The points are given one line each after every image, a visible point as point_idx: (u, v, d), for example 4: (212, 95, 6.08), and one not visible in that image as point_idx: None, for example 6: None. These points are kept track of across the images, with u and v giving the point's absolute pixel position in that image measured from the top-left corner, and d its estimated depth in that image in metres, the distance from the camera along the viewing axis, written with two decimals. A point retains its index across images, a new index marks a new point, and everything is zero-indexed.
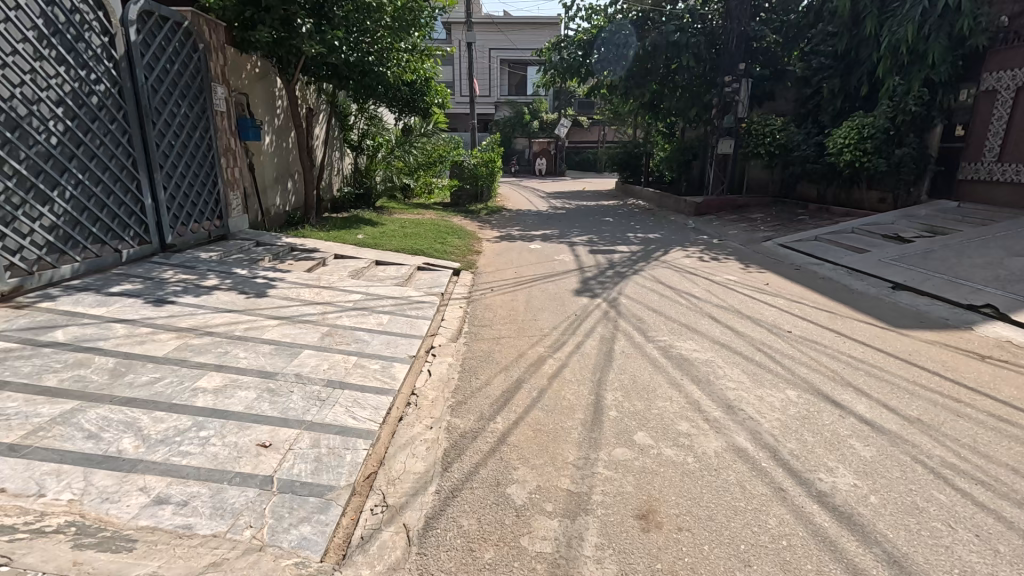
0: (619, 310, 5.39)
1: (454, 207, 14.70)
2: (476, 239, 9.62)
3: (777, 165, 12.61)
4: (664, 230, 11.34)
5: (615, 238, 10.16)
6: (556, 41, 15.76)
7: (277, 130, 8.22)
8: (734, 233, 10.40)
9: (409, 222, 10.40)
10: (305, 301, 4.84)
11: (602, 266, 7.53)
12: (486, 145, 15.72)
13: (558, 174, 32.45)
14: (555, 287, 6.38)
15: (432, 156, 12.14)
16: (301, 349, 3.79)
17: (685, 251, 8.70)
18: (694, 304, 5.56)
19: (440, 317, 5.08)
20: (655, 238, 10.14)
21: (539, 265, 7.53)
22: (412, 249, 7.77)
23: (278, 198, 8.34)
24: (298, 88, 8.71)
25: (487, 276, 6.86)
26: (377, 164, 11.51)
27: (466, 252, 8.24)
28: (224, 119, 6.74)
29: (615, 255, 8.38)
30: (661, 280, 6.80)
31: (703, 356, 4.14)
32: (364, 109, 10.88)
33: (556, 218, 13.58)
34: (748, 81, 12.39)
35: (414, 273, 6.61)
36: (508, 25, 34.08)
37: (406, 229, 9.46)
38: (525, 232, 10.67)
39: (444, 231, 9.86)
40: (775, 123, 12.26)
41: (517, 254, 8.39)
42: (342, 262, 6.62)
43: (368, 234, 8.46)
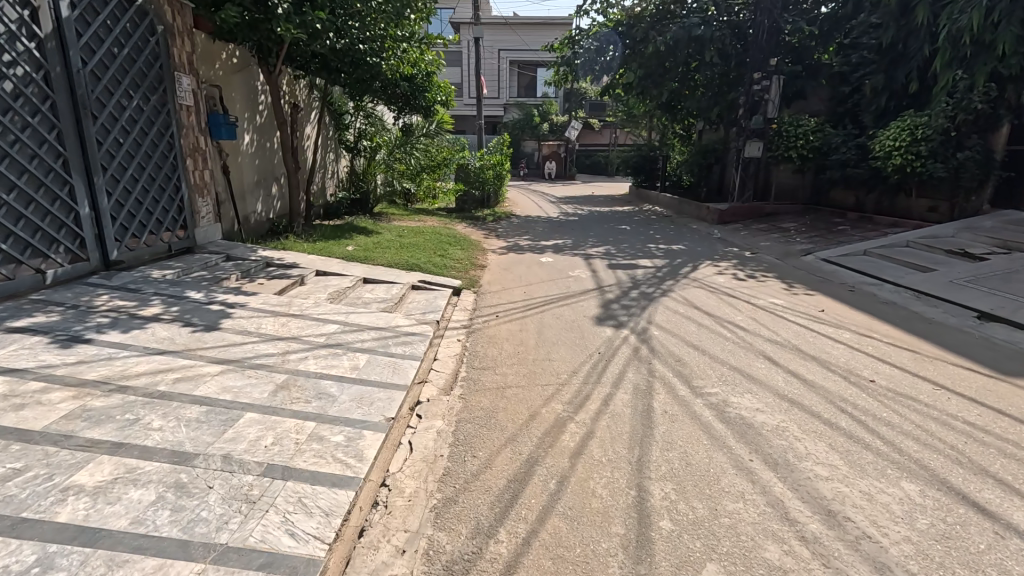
0: (650, 345, 4.42)
1: (460, 212, 13.78)
2: (480, 250, 8.69)
3: (809, 170, 11.57)
4: (687, 240, 10.35)
5: (634, 249, 9.18)
6: (569, 36, 14.87)
7: (259, 127, 7.33)
8: (766, 245, 9.40)
9: (408, 231, 9.48)
10: (265, 335, 3.94)
11: (623, 284, 6.57)
12: (493, 147, 14.81)
13: (568, 178, 31.50)
14: (571, 312, 5.43)
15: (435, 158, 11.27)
16: (242, 413, 2.87)
17: (716, 266, 7.71)
18: (741, 338, 4.59)
19: (431, 356, 4.13)
20: (678, 250, 9.14)
21: (551, 283, 6.59)
22: (408, 263, 6.84)
23: (259, 204, 7.44)
24: (284, 82, 7.88)
25: (490, 297, 5.93)
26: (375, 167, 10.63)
27: (469, 266, 7.31)
28: (192, 114, 5.85)
29: (637, 270, 7.42)
30: (695, 303, 5.82)
31: (770, 420, 3.17)
32: (360, 107, 10.03)
33: (568, 225, 12.64)
34: (779, 78, 11.38)
35: (406, 294, 5.70)
36: (518, 25, 33.32)
37: (403, 239, 8.55)
38: (535, 242, 9.73)
39: (446, 241, 8.92)
40: (808, 124, 11.24)
41: (526, 269, 7.45)
42: (324, 280, 5.72)
43: (361, 245, 7.55)
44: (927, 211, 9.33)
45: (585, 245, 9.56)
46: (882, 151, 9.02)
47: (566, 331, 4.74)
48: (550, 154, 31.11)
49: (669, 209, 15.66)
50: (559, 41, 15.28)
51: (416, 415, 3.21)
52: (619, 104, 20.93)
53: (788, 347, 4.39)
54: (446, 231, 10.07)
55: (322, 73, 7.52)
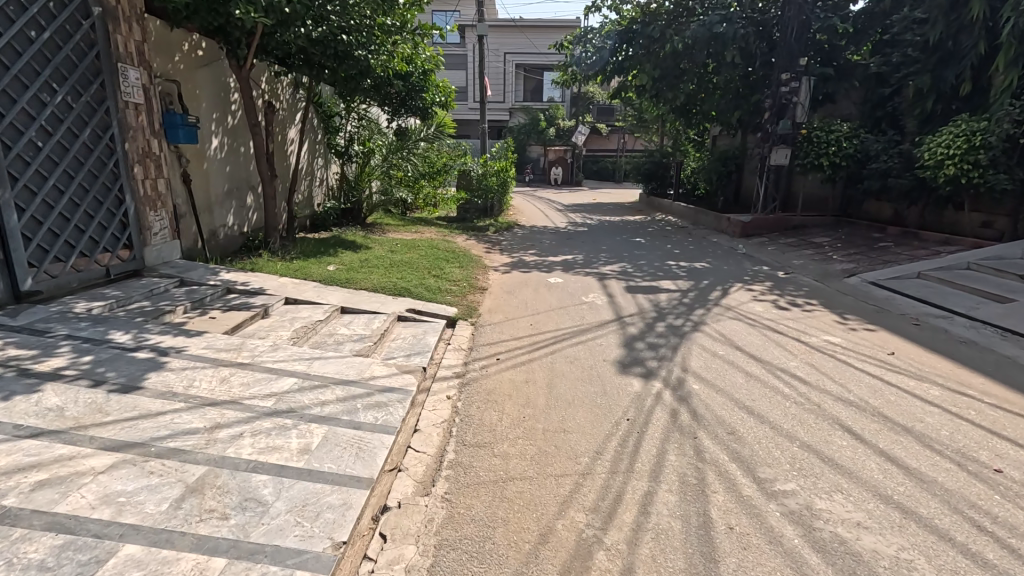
0: (691, 407, 3.48)
1: (461, 222, 12.88)
2: (480, 267, 7.76)
3: (841, 179, 10.62)
4: (709, 255, 9.40)
5: (653, 267, 8.23)
6: (580, 34, 14.03)
7: (231, 129, 6.46)
8: (800, 263, 8.43)
9: (402, 245, 8.55)
10: (195, 398, 3.02)
11: (647, 313, 5.62)
12: (497, 152, 13.90)
13: (574, 184, 30.62)
14: (587, 352, 4.51)
15: (435, 164, 10.38)
16: (118, 547, 1.94)
17: (749, 290, 6.75)
18: (805, 398, 3.64)
19: (410, 427, 3.20)
20: (702, 269, 8.18)
21: (561, 311, 5.66)
22: (395, 287, 5.88)
23: (230, 216, 6.57)
24: (263, 78, 7.15)
25: (490, 331, 5.00)
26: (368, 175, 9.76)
27: (468, 289, 6.38)
28: (141, 114, 4.99)
29: (660, 296, 6.47)
30: (734, 339, 4.86)
31: (884, 547, 2.22)
32: (351, 108, 9.20)
33: (577, 237, 11.72)
34: (809, 79, 10.46)
35: (391, 328, 4.79)
36: (525, 28, 32.55)
37: (395, 255, 7.65)
38: (542, 258, 8.82)
39: (442, 258, 7.97)
40: (841, 129, 10.26)
41: (532, 292, 6.51)
42: (294, 311, 4.82)
43: (345, 264, 6.62)
44: (982, 226, 8.40)
45: (598, 262, 8.63)
46: (933, 159, 8.05)
47: (582, 383, 3.82)
48: (556, 160, 30.51)
49: (684, 219, 14.72)
50: (568, 38, 14.45)
51: (379, 534, 2.30)
52: (629, 107, 19.99)
53: (870, 413, 3.44)
54: (444, 245, 9.13)
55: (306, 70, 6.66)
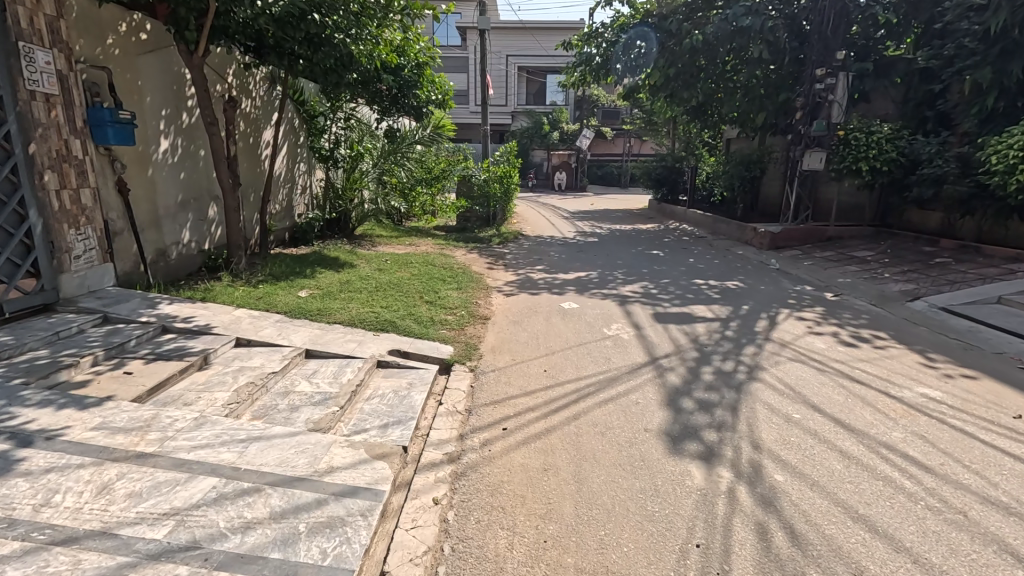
0: (784, 520, 2.42)
1: (461, 233, 11.82)
2: (480, 289, 6.71)
3: (881, 185, 9.60)
4: (740, 272, 8.34)
5: (679, 287, 7.18)
6: (590, 31, 13.07)
7: (186, 129, 5.46)
8: (847, 283, 7.36)
9: (392, 262, 7.51)
10: (42, 531, 1.97)
11: (686, 353, 4.56)
12: (500, 156, 12.87)
13: (580, 190, 29.68)
14: (620, 414, 3.46)
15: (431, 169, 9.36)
16: None
17: (801, 319, 5.68)
18: (942, 501, 2.57)
19: (377, 564, 2.16)
20: (737, 289, 7.13)
21: (581, 350, 4.61)
22: (377, 319, 4.83)
23: (185, 231, 5.54)
24: (230, 69, 6.22)
25: (493, 381, 3.94)
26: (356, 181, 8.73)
27: (467, 319, 5.33)
28: (55, 108, 3.97)
29: (697, 327, 5.41)
30: (806, 394, 3.79)
31: None
32: (336, 107, 8.21)
33: (588, 250, 10.68)
34: (846, 74, 9.43)
35: (367, 380, 3.76)
36: (528, 30, 31.64)
37: (383, 275, 6.63)
38: (552, 276, 7.78)
39: (436, 277, 6.92)
40: (882, 130, 9.24)
41: (543, 322, 5.46)
42: (244, 358, 3.77)
43: (320, 289, 5.57)
44: None
45: (616, 281, 7.59)
46: (1002, 164, 7.02)
47: (621, 474, 2.76)
48: (561, 164, 29.88)
49: (702, 229, 13.68)
50: (576, 36, 13.52)
51: None
52: (638, 109, 18.98)
53: None
54: (441, 261, 8.10)
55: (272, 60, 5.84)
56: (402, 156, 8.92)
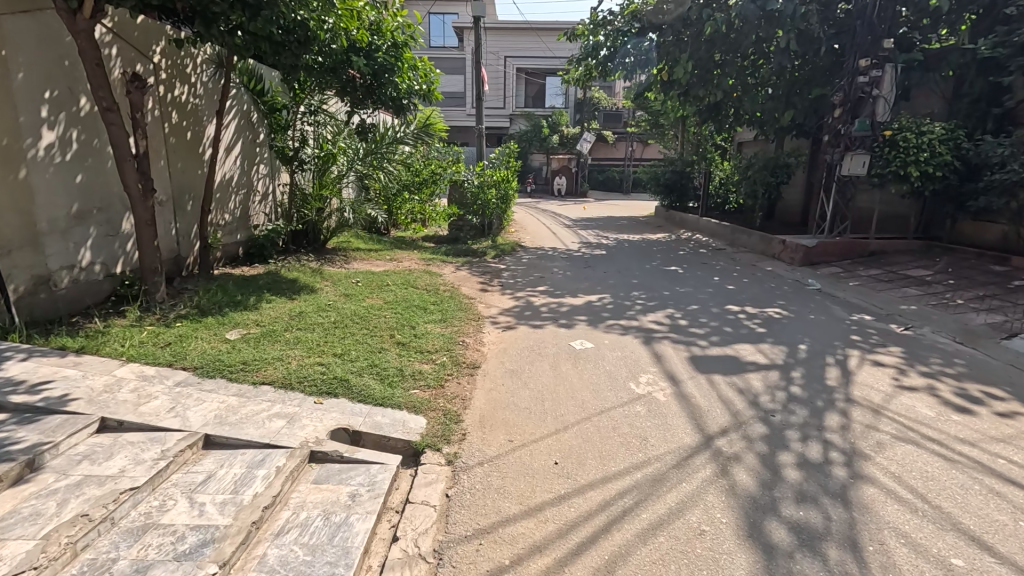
0: None
1: (451, 245, 10.53)
2: (469, 320, 5.43)
3: (932, 192, 8.41)
4: (777, 295, 7.09)
5: (712, 317, 5.93)
6: (598, 19, 11.93)
7: (84, 117, 4.21)
8: (913, 311, 6.11)
9: (364, 284, 6.25)
10: None
11: (750, 429, 3.29)
12: (497, 159, 11.59)
13: (580, 196, 28.48)
14: (678, 560, 2.19)
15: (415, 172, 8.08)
16: None
17: (881, 366, 4.42)
18: None
19: None
20: (782, 319, 5.87)
21: (605, 422, 3.35)
22: (323, 377, 3.51)
23: (85, 252, 4.27)
24: (153, 45, 5.00)
25: (481, 488, 2.65)
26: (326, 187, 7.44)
27: (449, 370, 4.04)
28: None
29: (751, 379, 4.13)
30: (950, 512, 2.52)
31: None
32: (301, 98, 6.95)
33: (595, 264, 9.45)
34: (893, 65, 8.21)
35: (290, 489, 2.50)
36: (527, 31, 30.58)
37: (349, 303, 5.36)
38: (558, 300, 6.51)
39: (416, 304, 5.62)
40: (935, 130, 8.03)
41: (547, 372, 4.17)
42: (101, 456, 2.48)
43: (259, 329, 4.27)
44: None
45: (635, 307, 6.32)
46: None
47: None
48: (561, 168, 28.25)
49: (720, 240, 12.45)
50: (583, 25, 12.38)
51: None
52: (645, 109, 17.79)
53: None
54: (424, 282, 6.85)
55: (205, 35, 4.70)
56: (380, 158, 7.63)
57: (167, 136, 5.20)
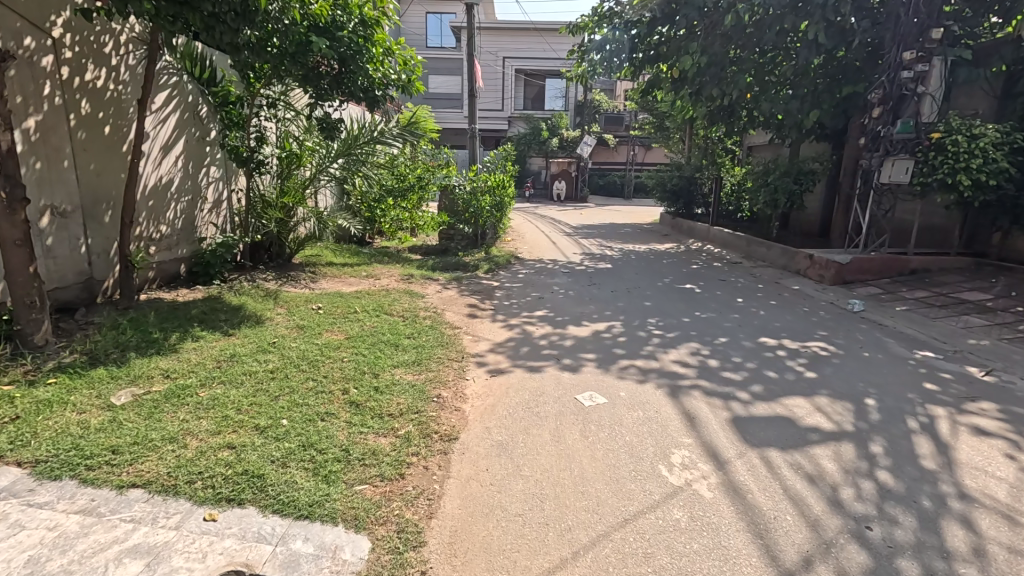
0: None
1: (440, 257, 9.48)
2: (451, 361, 4.38)
3: (984, 203, 7.41)
4: (815, 323, 6.06)
5: (747, 355, 4.89)
6: (603, 10, 10.99)
7: None
8: (986, 348, 5.09)
9: (328, 311, 5.20)
10: None
11: (841, 560, 2.25)
12: (491, 162, 10.56)
13: (580, 201, 27.49)
14: None
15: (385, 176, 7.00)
16: None
17: (983, 435, 3.39)
18: None
19: None
20: (832, 359, 4.85)
21: (632, 545, 2.31)
22: (227, 472, 2.45)
23: None
24: (51, 17, 3.97)
25: None
26: (291, 193, 6.42)
27: (415, 446, 3.00)
28: None
29: (819, 459, 3.09)
30: None
31: None
32: (257, 90, 5.83)
33: (600, 281, 8.42)
34: (942, 58, 7.20)
35: None
36: (526, 31, 29.66)
37: (300, 340, 4.30)
38: (559, 331, 5.46)
39: (386, 339, 4.57)
40: (990, 133, 7.04)
41: (547, 446, 3.12)
42: None
43: (164, 386, 3.21)
44: None
45: (652, 340, 5.28)
46: None
47: None
48: (560, 172, 27.36)
49: (735, 252, 11.43)
50: (586, 17, 11.46)
51: None
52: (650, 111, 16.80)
53: None
54: (398, 306, 5.81)
55: (115, 5, 3.72)
56: (353, 161, 6.61)
57: (72, 131, 4.17)
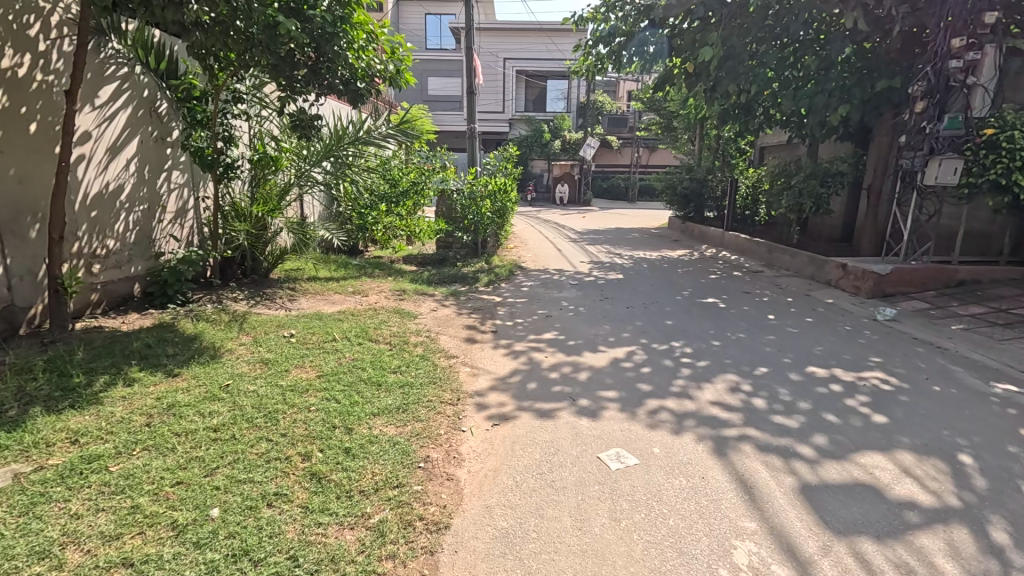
0: None
1: (436, 268, 8.73)
2: (444, 406, 3.62)
3: None
4: (863, 347, 5.29)
5: (796, 391, 4.12)
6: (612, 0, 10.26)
7: None
8: None
9: (301, 339, 4.44)
10: None
11: None
12: (492, 164, 9.76)
13: (583, 204, 26.74)
14: None
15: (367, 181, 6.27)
16: None
17: None
18: None
19: None
20: (898, 395, 4.07)
21: None
22: None
23: None
24: None
25: None
26: (268, 203, 5.72)
27: (391, 544, 2.23)
28: None
29: (931, 555, 2.32)
30: None
31: None
32: (225, 84, 5.10)
33: (612, 293, 7.65)
34: (994, 44, 6.43)
35: None
36: (527, 31, 28.99)
37: (261, 381, 3.54)
38: (571, 360, 4.69)
39: (366, 378, 3.81)
40: None
41: (567, 539, 2.36)
42: None
43: (64, 458, 2.46)
44: None
45: (681, 372, 4.51)
46: None
47: None
48: (562, 176, 26.66)
49: (755, 260, 10.68)
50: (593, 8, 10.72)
51: None
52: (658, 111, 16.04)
53: None
54: (383, 330, 5.04)
55: None
56: (337, 164, 6.01)
57: None
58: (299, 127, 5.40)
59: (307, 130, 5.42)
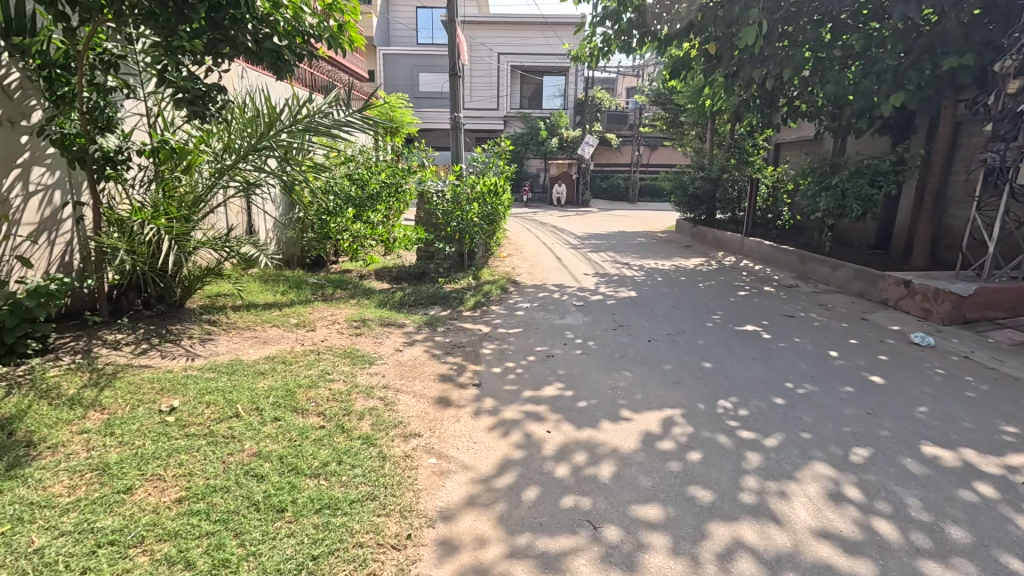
0: None
1: (413, 285, 7.28)
2: (381, 558, 2.16)
3: None
4: (980, 405, 3.90)
5: (932, 500, 2.71)
6: None
7: None
8: None
9: (184, 417, 2.97)
10: None
11: None
12: (485, 154, 8.13)
13: (582, 206, 25.37)
14: None
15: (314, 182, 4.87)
16: None
17: None
18: None
19: None
20: None
21: None
22: None
23: None
24: None
25: None
26: (156, 209, 4.24)
27: None
28: None
29: None
30: None
31: None
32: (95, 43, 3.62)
33: (627, 317, 6.22)
34: None
35: None
36: (522, 25, 27.58)
37: (72, 519, 2.10)
38: (584, 438, 3.28)
39: (258, 503, 2.34)
40: None
41: None
42: None
43: None
44: None
45: (747, 461, 3.07)
46: None
47: None
48: (560, 175, 25.29)
49: (784, 271, 9.29)
50: None
51: None
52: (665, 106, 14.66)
53: None
54: (316, 391, 3.58)
55: None
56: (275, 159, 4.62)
57: None
58: (190, 103, 3.79)
59: (202, 108, 3.81)
